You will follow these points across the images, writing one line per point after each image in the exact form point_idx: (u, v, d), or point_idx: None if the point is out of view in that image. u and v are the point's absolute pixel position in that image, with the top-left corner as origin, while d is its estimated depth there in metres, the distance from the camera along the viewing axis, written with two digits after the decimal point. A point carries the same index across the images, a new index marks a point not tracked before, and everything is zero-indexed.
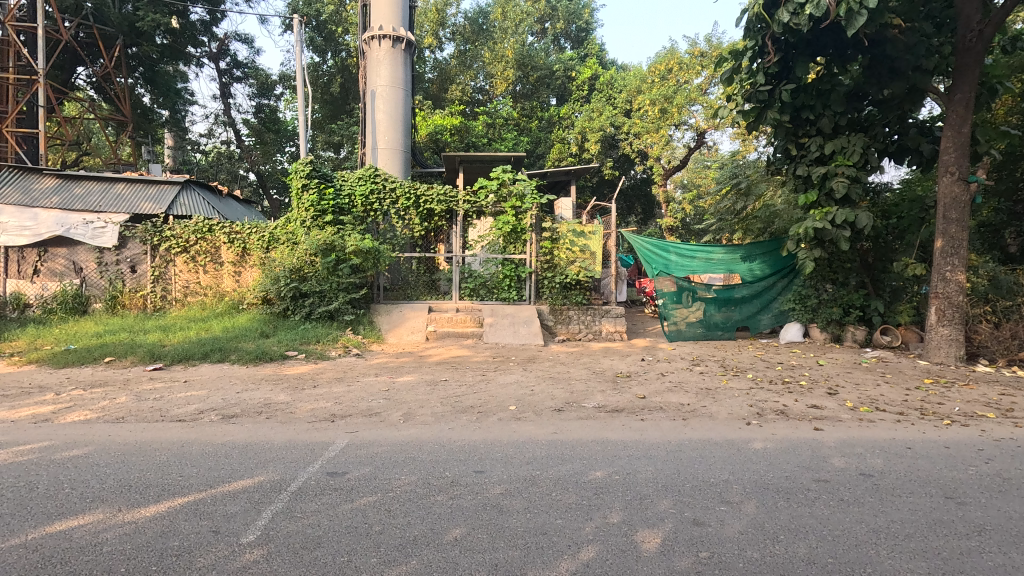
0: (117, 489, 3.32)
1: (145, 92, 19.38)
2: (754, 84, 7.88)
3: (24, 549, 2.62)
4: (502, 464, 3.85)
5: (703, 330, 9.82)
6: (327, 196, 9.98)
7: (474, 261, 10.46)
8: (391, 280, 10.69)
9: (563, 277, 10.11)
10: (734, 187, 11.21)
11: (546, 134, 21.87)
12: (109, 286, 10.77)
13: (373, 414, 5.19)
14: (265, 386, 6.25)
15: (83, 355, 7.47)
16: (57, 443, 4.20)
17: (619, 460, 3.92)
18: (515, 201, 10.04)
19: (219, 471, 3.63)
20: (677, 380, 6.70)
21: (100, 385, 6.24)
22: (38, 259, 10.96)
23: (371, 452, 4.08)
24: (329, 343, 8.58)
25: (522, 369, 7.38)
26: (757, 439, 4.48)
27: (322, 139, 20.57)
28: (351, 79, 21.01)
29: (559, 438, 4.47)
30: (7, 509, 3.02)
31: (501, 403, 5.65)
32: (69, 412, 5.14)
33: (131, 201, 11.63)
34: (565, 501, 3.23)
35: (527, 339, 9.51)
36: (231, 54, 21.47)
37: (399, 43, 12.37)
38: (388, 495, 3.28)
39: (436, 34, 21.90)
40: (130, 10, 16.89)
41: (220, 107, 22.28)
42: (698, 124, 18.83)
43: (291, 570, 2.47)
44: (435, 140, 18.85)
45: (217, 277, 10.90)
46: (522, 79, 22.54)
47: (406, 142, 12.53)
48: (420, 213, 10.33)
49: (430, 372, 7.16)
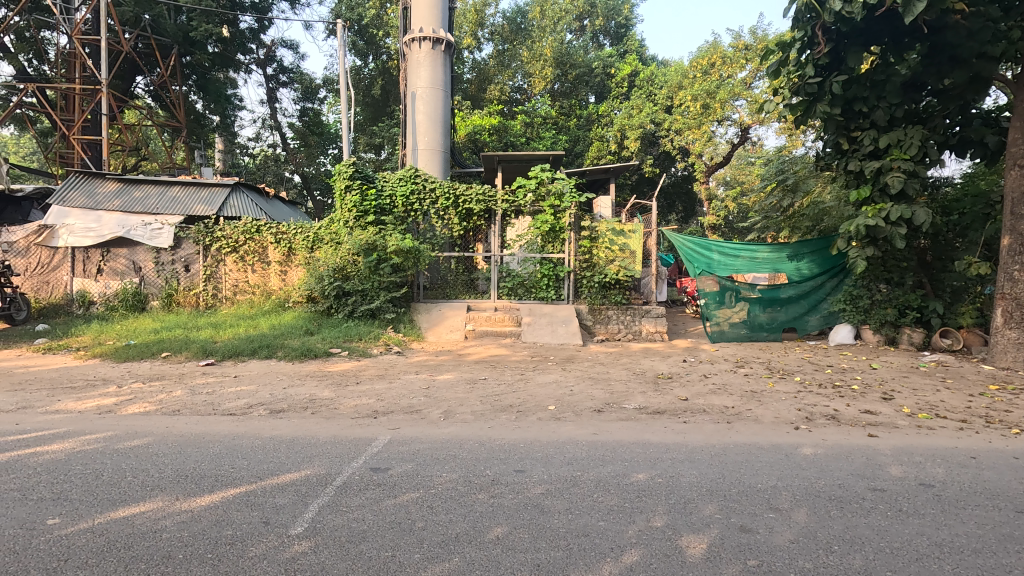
0: (175, 479, 3.47)
1: (198, 99, 20.23)
2: (803, 77, 7.61)
3: (92, 533, 2.78)
4: (542, 464, 3.84)
5: (748, 331, 9.54)
6: (369, 197, 10.19)
7: (513, 261, 10.47)
8: (431, 279, 10.82)
9: (602, 276, 10.05)
10: (779, 184, 10.81)
11: (585, 133, 21.65)
12: (166, 285, 11.29)
13: (414, 412, 5.26)
14: (311, 382, 6.44)
15: (142, 350, 7.86)
16: (120, 433, 4.43)
17: (661, 463, 3.85)
18: (554, 200, 10.05)
19: (267, 464, 3.75)
20: (721, 382, 6.52)
21: (158, 378, 6.57)
22: (101, 259, 11.42)
23: (412, 448, 4.14)
24: (371, 341, 8.76)
25: (561, 369, 7.34)
26: (806, 444, 4.33)
27: (364, 141, 21.03)
28: (392, 81, 21.41)
29: (600, 439, 4.42)
30: (75, 495, 3.21)
31: (540, 402, 5.64)
32: (130, 404, 5.44)
33: (186, 204, 12.24)
34: (607, 503, 3.19)
35: (566, 338, 9.45)
36: (278, 60, 22.17)
37: (439, 45, 12.50)
38: (430, 492, 3.32)
39: (475, 34, 22.06)
40: (184, 20, 17.78)
41: (267, 111, 23.05)
42: (742, 120, 18.32)
43: (338, 562, 2.53)
44: (474, 140, 19.10)
45: (264, 276, 11.29)
46: (561, 77, 22.47)
47: (445, 142, 12.67)
48: (459, 213, 10.40)
49: (469, 371, 7.19)
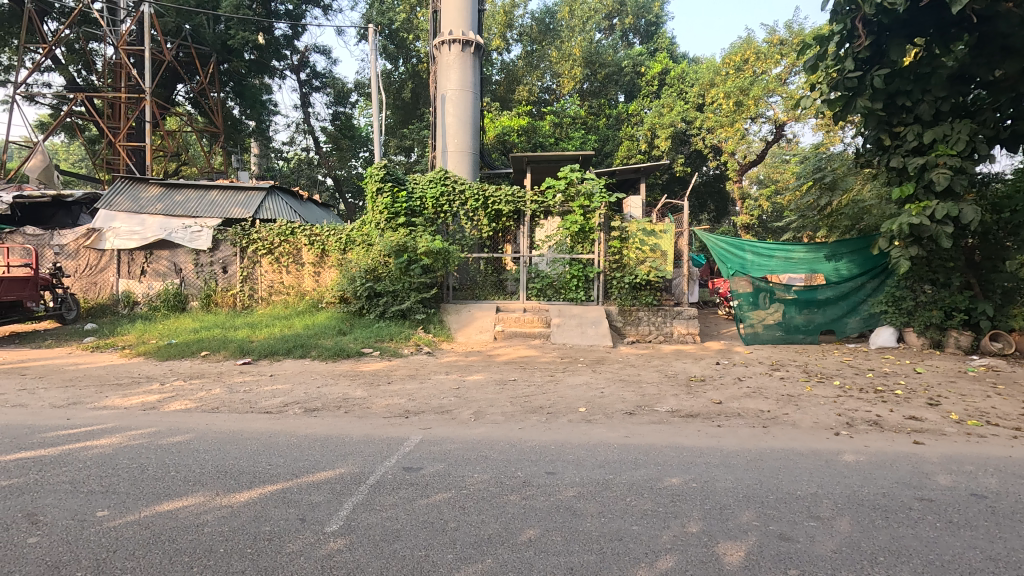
0: (215, 474, 3.58)
1: (235, 105, 20.79)
2: (842, 71, 7.32)
3: (138, 525, 2.87)
4: (574, 466, 3.81)
5: (783, 334, 9.29)
6: (400, 199, 10.31)
7: (542, 261, 10.43)
8: (460, 280, 10.86)
9: (632, 277, 9.95)
10: (816, 182, 10.46)
11: (615, 132, 21.47)
12: (205, 286, 11.64)
13: (445, 412, 5.29)
14: (343, 381, 6.55)
15: (182, 349, 8.13)
16: (163, 429, 4.59)
17: (695, 467, 3.79)
18: (583, 200, 9.97)
19: (302, 462, 3.82)
20: (756, 385, 6.37)
21: (198, 376, 6.79)
22: (145, 260, 11.84)
23: (444, 448, 4.17)
24: (401, 341, 8.86)
25: (591, 371, 7.29)
26: (848, 451, 4.18)
27: (395, 144, 21.31)
28: (421, 84, 21.64)
29: (631, 442, 4.36)
30: (123, 488, 3.34)
31: (570, 404, 5.60)
32: (172, 401, 5.63)
33: (224, 207, 12.65)
34: (640, 507, 3.15)
35: (595, 340, 9.38)
36: (311, 66, 22.63)
37: (468, 47, 12.56)
38: (462, 493, 3.33)
39: (504, 36, 22.13)
40: (223, 29, 18.39)
41: (301, 115, 23.56)
42: (777, 117, 17.86)
43: (373, 561, 2.55)
44: (503, 142, 19.16)
45: (299, 277, 11.53)
46: (590, 77, 22.44)
47: (474, 144, 12.75)
48: (488, 214, 10.42)
49: (499, 372, 7.20)
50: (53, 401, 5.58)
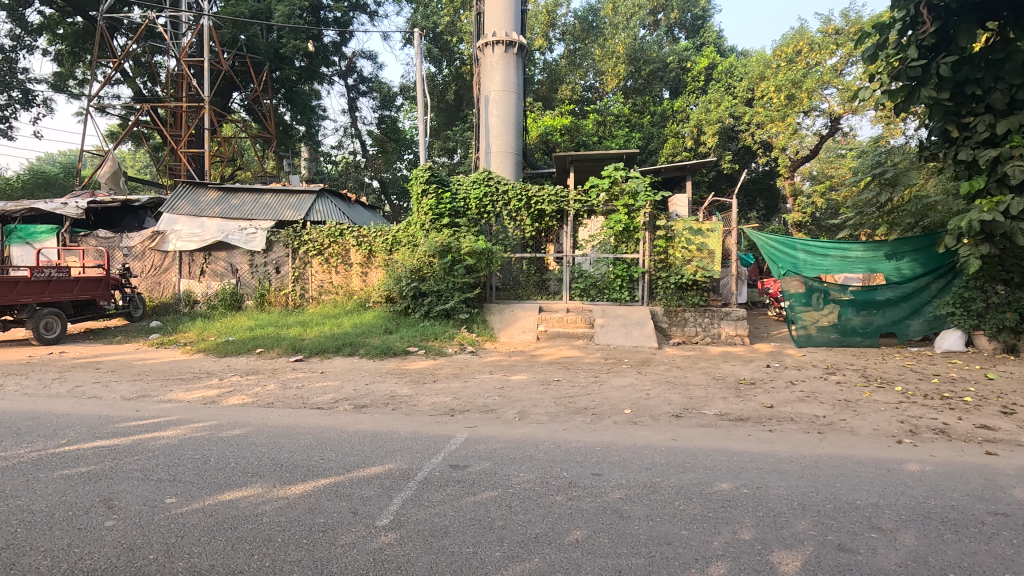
0: (272, 467, 3.73)
1: (286, 110, 21.59)
2: (904, 60, 6.92)
3: (203, 513, 3.03)
4: (621, 468, 3.77)
5: (839, 336, 8.91)
6: (444, 200, 10.43)
7: (585, 261, 10.36)
8: (503, 280, 10.91)
9: (678, 277, 9.75)
10: (876, 177, 9.92)
11: (660, 129, 21.11)
12: (259, 286, 12.12)
13: (489, 411, 5.33)
14: (391, 379, 6.71)
15: (240, 346, 8.50)
16: (222, 423, 4.81)
17: (747, 473, 3.67)
18: (628, 199, 9.84)
19: (353, 457, 3.93)
20: (811, 390, 6.12)
21: (254, 372, 7.08)
22: (204, 261, 12.43)
23: (490, 447, 4.20)
24: (446, 340, 9.00)
25: (636, 372, 7.19)
26: (911, 460, 3.97)
27: (438, 146, 21.60)
28: (465, 86, 21.92)
29: (678, 445, 4.28)
30: (187, 477, 3.52)
31: (615, 406, 5.54)
32: (231, 396, 5.89)
33: (277, 210, 13.19)
34: (690, 512, 3.08)
35: (640, 341, 9.25)
36: (358, 71, 23.20)
37: (512, 48, 12.59)
38: (508, 491, 3.35)
39: (547, 35, 22.16)
40: (275, 38, 19.19)
41: (349, 119, 24.23)
42: (832, 110, 17.13)
43: (422, 556, 2.60)
44: (546, 141, 19.14)
45: (347, 277, 11.85)
46: (635, 74, 22.21)
47: (518, 144, 12.79)
48: (532, 214, 10.43)
49: (543, 372, 7.20)
50: (124, 394, 5.96)
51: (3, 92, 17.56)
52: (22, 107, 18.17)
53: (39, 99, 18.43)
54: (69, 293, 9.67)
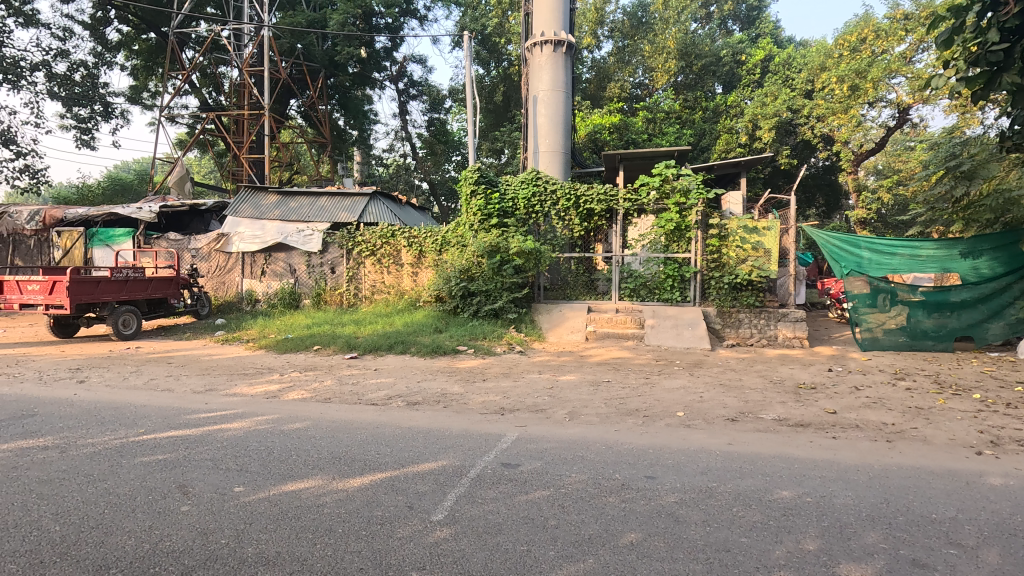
0: (330, 460, 3.86)
1: (340, 116, 22.33)
2: (983, 44, 6.43)
3: (268, 502, 3.17)
4: (675, 471, 3.70)
5: (908, 339, 8.39)
6: (493, 201, 10.51)
7: (634, 261, 10.19)
8: (552, 280, 10.89)
9: (732, 277, 9.47)
10: (950, 170, 9.12)
11: (712, 125, 20.57)
12: (316, 285, 12.59)
13: (539, 411, 5.34)
14: (441, 377, 6.82)
15: (299, 343, 8.87)
16: (283, 417, 5.02)
17: (809, 481, 3.52)
18: (679, 197, 9.64)
19: (407, 453, 4.02)
20: (878, 396, 5.80)
21: (311, 369, 7.36)
22: (264, 262, 12.98)
23: (541, 447, 4.21)
24: (494, 339, 9.06)
25: (689, 374, 7.02)
26: (993, 473, 3.70)
27: (486, 147, 21.79)
28: (512, 87, 22.06)
29: (735, 450, 4.16)
30: (254, 467, 3.70)
31: (667, 408, 5.43)
32: (291, 391, 6.15)
33: (332, 212, 13.64)
34: (749, 519, 2.99)
35: (692, 342, 9.02)
36: (408, 75, 23.69)
37: (560, 47, 12.55)
38: (560, 492, 3.34)
39: (595, 33, 22.06)
40: (329, 46, 19.91)
41: (399, 123, 24.77)
42: (900, 99, 16.18)
43: (477, 552, 2.64)
44: (594, 140, 18.97)
45: (398, 277, 12.13)
46: (685, 69, 21.75)
47: (566, 143, 12.75)
48: (580, 213, 10.38)
49: (592, 372, 7.15)
50: (194, 387, 6.32)
51: (87, 106, 18.93)
52: (103, 119, 19.53)
53: (117, 111, 19.78)
54: (144, 292, 10.35)
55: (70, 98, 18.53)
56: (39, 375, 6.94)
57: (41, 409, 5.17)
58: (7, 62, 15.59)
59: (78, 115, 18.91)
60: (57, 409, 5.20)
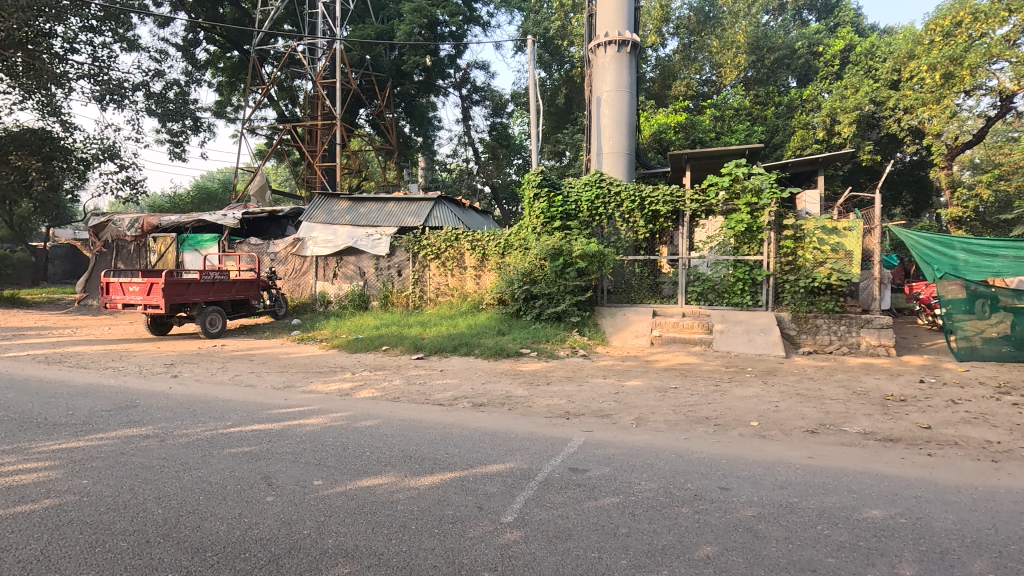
0: (402, 458, 3.97)
1: (406, 124, 23.04)
2: None
3: (346, 496, 3.30)
4: (752, 483, 3.54)
5: (1013, 350, 7.65)
6: (556, 203, 10.47)
7: (702, 264, 9.88)
8: (615, 283, 10.72)
9: (808, 280, 8.98)
10: None
11: (786, 121, 19.65)
12: (383, 287, 13.04)
13: (605, 416, 5.26)
14: (506, 380, 6.86)
15: (368, 343, 9.19)
16: (356, 414, 5.22)
17: (902, 501, 3.27)
18: (750, 197, 9.22)
19: (475, 454, 4.07)
20: (979, 411, 5.30)
21: (381, 368, 7.62)
22: (336, 266, 13.55)
23: (608, 453, 4.15)
24: (557, 343, 9.03)
25: (762, 382, 6.71)
26: None
27: (549, 150, 21.80)
28: (575, 89, 21.99)
29: (815, 464, 3.93)
30: (330, 462, 3.87)
31: (739, 417, 5.21)
32: (362, 389, 6.39)
33: (399, 217, 14.08)
34: (836, 538, 2.81)
35: (765, 349, 8.63)
36: (472, 81, 24.09)
37: (625, 47, 12.36)
38: (630, 499, 3.28)
39: (660, 31, 21.62)
40: (396, 56, 20.63)
41: (463, 128, 25.20)
42: (1003, 87, 14.75)
43: (548, 556, 2.63)
44: (659, 140, 18.48)
45: (462, 280, 12.34)
46: (757, 64, 20.96)
47: (630, 144, 12.54)
48: (645, 215, 10.16)
49: (659, 378, 6.97)
50: (274, 383, 6.70)
51: (179, 121, 20.49)
52: (193, 133, 21.10)
53: (205, 125, 21.30)
54: (228, 293, 11.09)
55: (166, 115, 20.14)
56: (139, 369, 7.58)
57: (142, 401, 5.64)
58: (112, 84, 17.16)
59: (172, 129, 20.50)
60: (156, 401, 5.65)
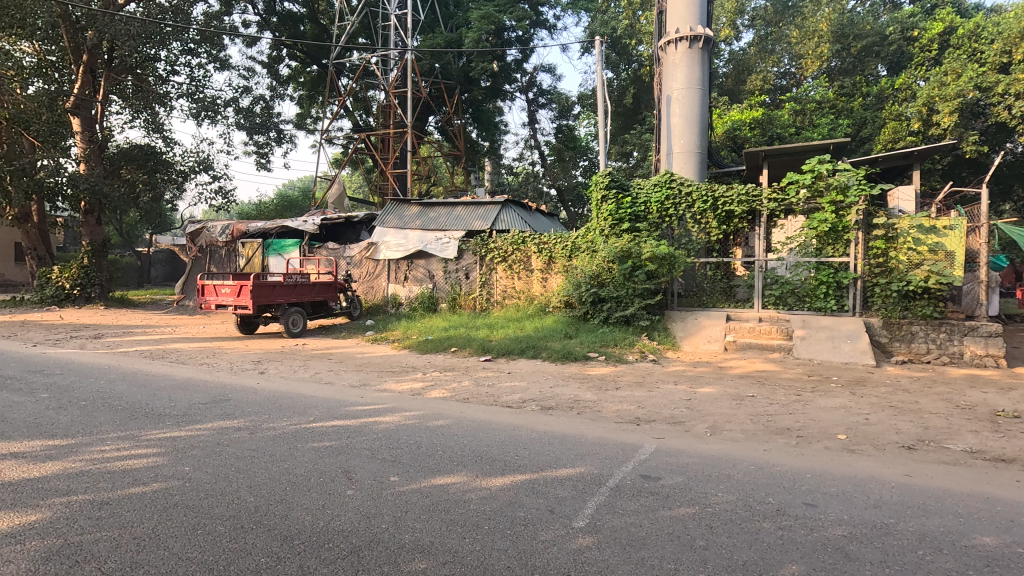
0: (473, 458, 4.04)
1: (473, 129, 23.49)
2: None
3: (421, 493, 3.40)
4: (840, 501, 3.32)
5: None
6: (624, 205, 10.28)
7: (780, 266, 9.40)
8: (685, 286, 10.39)
9: (902, 284, 8.34)
10: None
11: (875, 113, 18.39)
12: (452, 290, 13.33)
13: (677, 423, 5.11)
14: (573, 384, 6.82)
15: (438, 345, 9.43)
16: (428, 413, 5.37)
17: (1019, 529, 2.95)
18: (835, 195, 8.65)
19: (545, 457, 4.07)
20: None
21: (450, 369, 7.79)
22: (407, 269, 14.00)
23: (681, 461, 4.02)
24: (626, 347, 8.87)
25: (850, 393, 6.26)
26: None
27: (615, 151, 21.52)
28: (643, 88, 21.58)
29: (914, 484, 3.62)
30: (404, 459, 4.00)
31: (824, 429, 4.89)
32: (433, 389, 6.56)
33: (468, 221, 14.33)
34: (941, 565, 2.58)
35: (852, 357, 8.10)
36: (538, 84, 24.18)
37: (697, 42, 11.99)
38: (707, 511, 3.16)
39: (734, 24, 20.85)
40: (465, 63, 21.24)
41: (529, 132, 25.31)
42: None
43: (622, 564, 2.59)
44: (733, 137, 17.63)
45: (528, 283, 12.39)
46: (842, 53, 19.87)
47: (702, 142, 12.13)
48: (719, 215, 9.77)
49: (734, 386, 6.68)
50: (350, 381, 7.02)
51: (265, 133, 21.89)
52: (276, 144, 22.48)
53: (288, 136, 22.65)
54: (309, 295, 11.73)
55: (253, 128, 21.59)
56: (231, 365, 8.15)
57: (234, 395, 6.07)
58: (207, 101, 18.60)
59: (258, 142, 21.93)
60: (246, 396, 6.08)
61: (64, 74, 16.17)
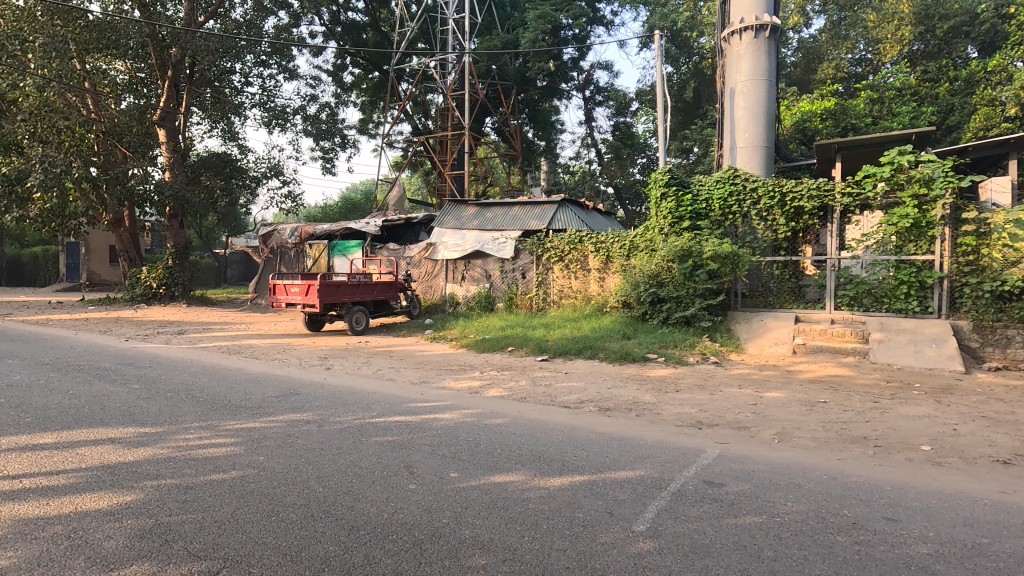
0: (531, 457, 4.06)
1: (530, 129, 23.55)
2: None
3: (480, 490, 3.44)
4: (924, 516, 3.09)
5: None
6: (685, 202, 10.01)
7: (855, 265, 8.90)
8: (750, 286, 10.01)
9: (996, 284, 7.71)
10: None
11: (964, 99, 17.02)
12: (508, 289, 13.42)
13: (742, 428, 4.92)
14: (632, 385, 6.70)
15: (495, 343, 9.54)
16: (485, 412, 5.43)
17: None
18: (918, 187, 8.07)
19: (604, 459, 4.03)
20: None
21: (507, 368, 7.84)
22: (464, 268, 14.21)
23: (747, 468, 3.87)
24: (687, 348, 8.64)
25: (935, 401, 5.82)
26: None
27: (675, 147, 20.99)
28: (704, 81, 20.94)
29: (1011, 502, 3.32)
30: (463, 456, 4.07)
31: (906, 439, 4.58)
32: (490, 388, 6.62)
33: (524, 220, 14.39)
34: None
35: (937, 363, 7.52)
36: (595, 82, 23.92)
37: (763, 32, 11.47)
38: (775, 520, 3.03)
39: (803, 10, 19.84)
40: (521, 63, 21.29)
41: (585, 130, 25.10)
42: None
43: (685, 571, 2.52)
44: (803, 130, 16.94)
45: (585, 282, 12.29)
46: (925, 35, 18.47)
47: (769, 136, 11.61)
48: (787, 212, 9.35)
49: (804, 391, 6.35)
50: (410, 378, 7.22)
51: (330, 139, 22.80)
52: (340, 149, 23.36)
53: (351, 141, 23.50)
54: (371, 294, 12.14)
55: (319, 134, 22.56)
56: (299, 361, 8.57)
57: (302, 389, 6.38)
58: (277, 110, 19.60)
59: (324, 147, 22.87)
60: (314, 390, 6.37)
61: (150, 89, 17.78)
